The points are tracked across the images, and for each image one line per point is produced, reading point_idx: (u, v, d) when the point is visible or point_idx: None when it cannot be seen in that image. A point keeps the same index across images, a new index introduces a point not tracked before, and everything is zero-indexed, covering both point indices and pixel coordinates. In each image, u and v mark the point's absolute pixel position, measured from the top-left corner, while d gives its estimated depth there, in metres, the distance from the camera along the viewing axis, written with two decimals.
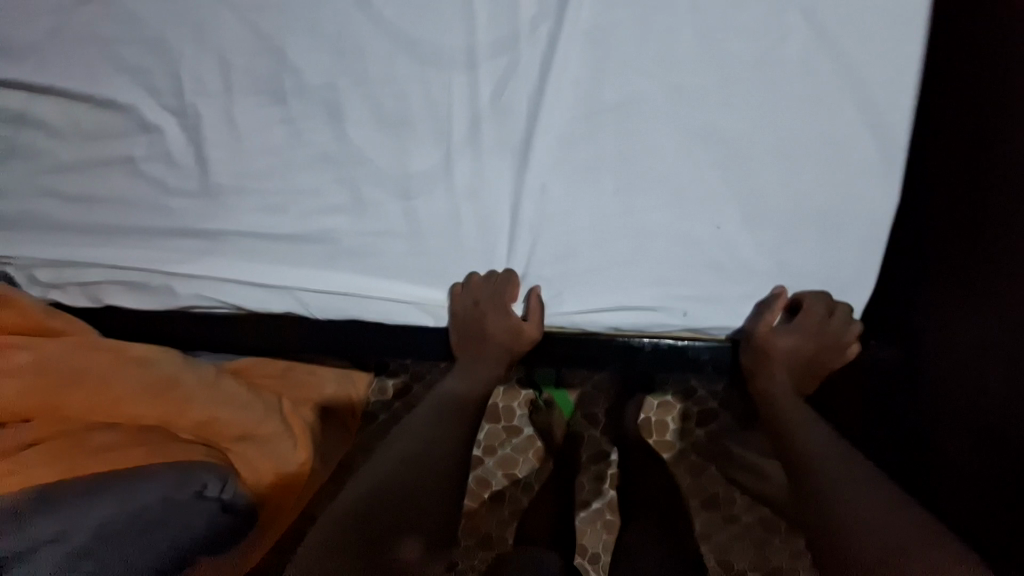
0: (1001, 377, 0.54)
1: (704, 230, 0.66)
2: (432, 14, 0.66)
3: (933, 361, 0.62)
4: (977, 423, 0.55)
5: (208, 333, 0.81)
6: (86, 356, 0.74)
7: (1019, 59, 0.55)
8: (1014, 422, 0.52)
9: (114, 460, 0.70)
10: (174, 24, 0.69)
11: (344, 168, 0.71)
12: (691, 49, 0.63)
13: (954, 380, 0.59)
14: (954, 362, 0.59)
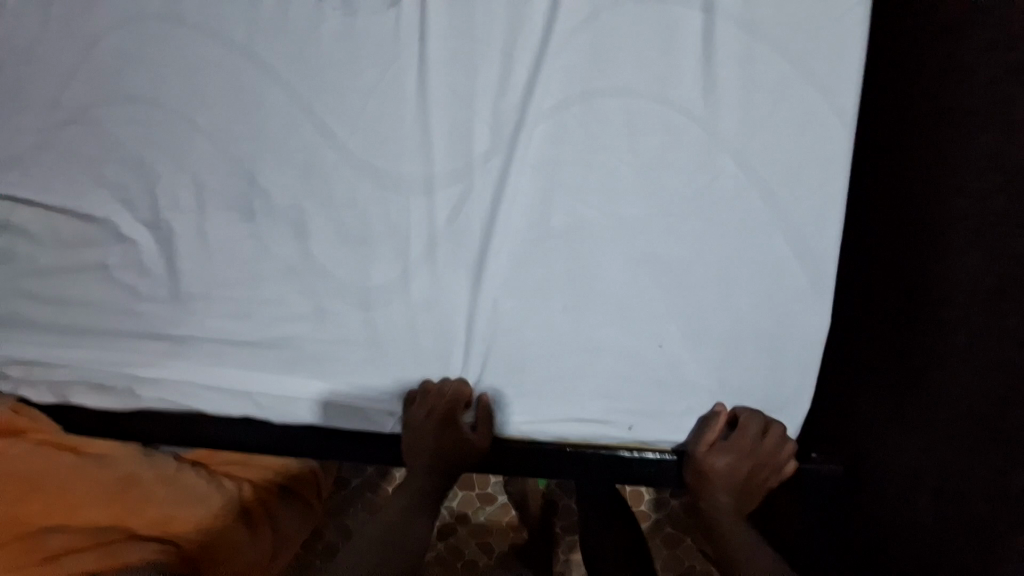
0: (937, 517, 0.57)
1: (648, 347, 0.71)
2: (393, 143, 0.71)
3: (876, 487, 0.65)
4: (920, 560, 0.58)
5: (169, 431, 0.81)
6: (47, 457, 0.77)
7: (935, 213, 0.61)
8: (952, 567, 0.54)
9: (70, 564, 0.73)
10: (153, 145, 0.74)
11: (307, 279, 0.74)
12: (634, 183, 0.69)
13: (892, 498, 0.63)
14: (894, 493, 0.62)
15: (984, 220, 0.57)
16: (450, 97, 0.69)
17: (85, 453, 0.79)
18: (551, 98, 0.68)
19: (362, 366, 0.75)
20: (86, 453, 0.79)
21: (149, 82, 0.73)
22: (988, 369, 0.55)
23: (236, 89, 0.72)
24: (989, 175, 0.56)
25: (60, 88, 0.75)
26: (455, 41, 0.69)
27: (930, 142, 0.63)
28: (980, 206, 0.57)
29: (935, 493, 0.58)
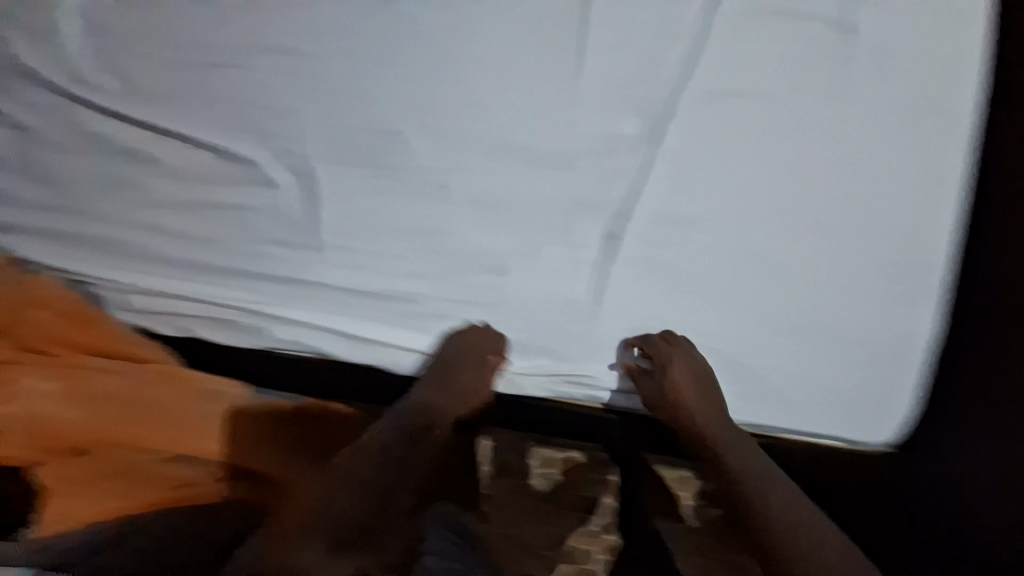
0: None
1: (763, 336, 0.75)
2: (542, 117, 0.74)
3: (962, 480, 0.71)
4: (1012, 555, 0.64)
5: (289, 373, 0.83)
6: (139, 386, 0.78)
7: None
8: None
9: (133, 497, 0.74)
10: (302, 94, 0.76)
11: (437, 240, 0.77)
12: (769, 179, 0.73)
13: (974, 492, 0.70)
14: (990, 492, 0.68)
15: None
16: (600, 79, 0.72)
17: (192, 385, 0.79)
18: (702, 90, 0.71)
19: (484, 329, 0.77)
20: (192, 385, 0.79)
21: (303, 32, 0.75)
22: None
23: (390, 48, 0.74)
24: None
25: (211, 27, 0.76)
26: (616, 23, 0.71)
27: None
28: None
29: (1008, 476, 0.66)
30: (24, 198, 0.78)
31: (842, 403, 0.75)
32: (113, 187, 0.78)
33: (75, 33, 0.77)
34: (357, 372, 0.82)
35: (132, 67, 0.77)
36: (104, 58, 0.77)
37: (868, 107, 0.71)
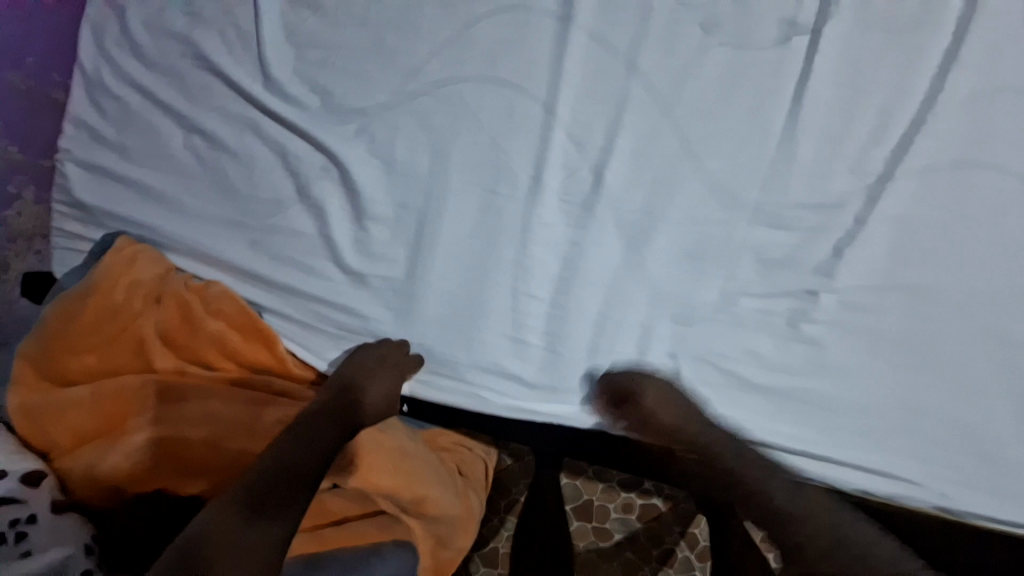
0: None
1: (976, 417, 0.68)
2: (748, 168, 0.72)
3: None
4: None
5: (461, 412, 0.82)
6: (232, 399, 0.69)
7: None
8: None
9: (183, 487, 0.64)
10: (507, 129, 0.76)
11: (631, 286, 0.74)
12: (991, 255, 0.69)
13: None
14: None
15: None
16: (821, 141, 0.71)
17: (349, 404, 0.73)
18: (924, 158, 0.69)
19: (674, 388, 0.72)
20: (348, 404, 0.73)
21: (518, 71, 0.76)
22: None
23: (603, 93, 0.75)
24: None
25: (423, 56, 0.77)
26: (838, 85, 0.71)
27: None
28: None
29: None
30: (220, 216, 0.80)
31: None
32: (297, 199, 0.79)
33: (288, 55, 0.80)
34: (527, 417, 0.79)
35: (337, 86, 0.79)
36: (309, 72, 0.79)
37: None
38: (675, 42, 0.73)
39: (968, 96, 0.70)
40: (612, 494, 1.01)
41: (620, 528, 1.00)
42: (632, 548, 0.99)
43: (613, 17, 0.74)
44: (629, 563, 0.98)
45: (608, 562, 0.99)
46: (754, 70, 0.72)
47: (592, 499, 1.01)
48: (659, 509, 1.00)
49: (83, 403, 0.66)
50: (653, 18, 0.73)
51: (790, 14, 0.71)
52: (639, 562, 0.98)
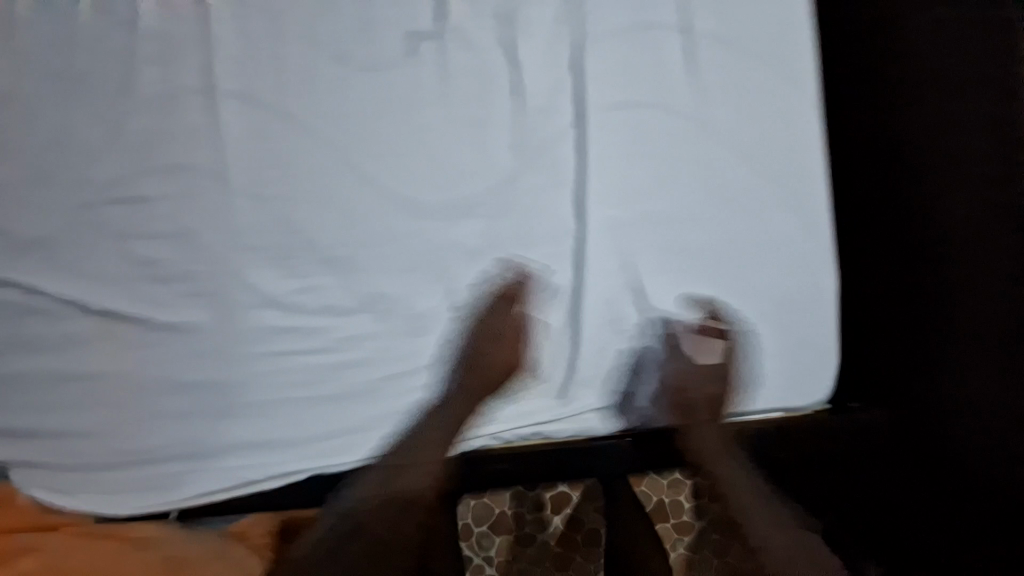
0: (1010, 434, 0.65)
1: (683, 329, 0.77)
2: (422, 177, 0.75)
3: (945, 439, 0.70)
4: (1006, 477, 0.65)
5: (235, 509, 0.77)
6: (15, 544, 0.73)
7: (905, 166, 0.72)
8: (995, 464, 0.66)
9: None
10: (189, 212, 0.73)
11: (364, 319, 0.75)
12: (651, 183, 0.75)
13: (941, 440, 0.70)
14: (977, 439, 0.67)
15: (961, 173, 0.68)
16: (478, 131, 0.74)
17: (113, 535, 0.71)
18: (569, 116, 0.74)
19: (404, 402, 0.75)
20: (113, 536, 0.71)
21: (181, 152, 0.73)
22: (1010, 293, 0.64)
23: (272, 147, 0.73)
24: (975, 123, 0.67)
25: (82, 162, 0.73)
26: (475, 73, 0.74)
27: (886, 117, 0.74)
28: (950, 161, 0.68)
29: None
30: None
31: (794, 365, 0.77)
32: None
33: None
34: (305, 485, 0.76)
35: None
36: None
37: (727, 89, 0.75)
38: (317, 78, 0.73)
39: (592, 43, 0.73)
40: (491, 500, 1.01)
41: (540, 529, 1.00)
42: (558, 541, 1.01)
43: (252, 72, 0.73)
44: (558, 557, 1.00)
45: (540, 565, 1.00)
46: (399, 86, 0.73)
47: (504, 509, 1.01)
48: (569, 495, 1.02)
49: None
50: (289, 64, 0.73)
51: (412, 25, 0.73)
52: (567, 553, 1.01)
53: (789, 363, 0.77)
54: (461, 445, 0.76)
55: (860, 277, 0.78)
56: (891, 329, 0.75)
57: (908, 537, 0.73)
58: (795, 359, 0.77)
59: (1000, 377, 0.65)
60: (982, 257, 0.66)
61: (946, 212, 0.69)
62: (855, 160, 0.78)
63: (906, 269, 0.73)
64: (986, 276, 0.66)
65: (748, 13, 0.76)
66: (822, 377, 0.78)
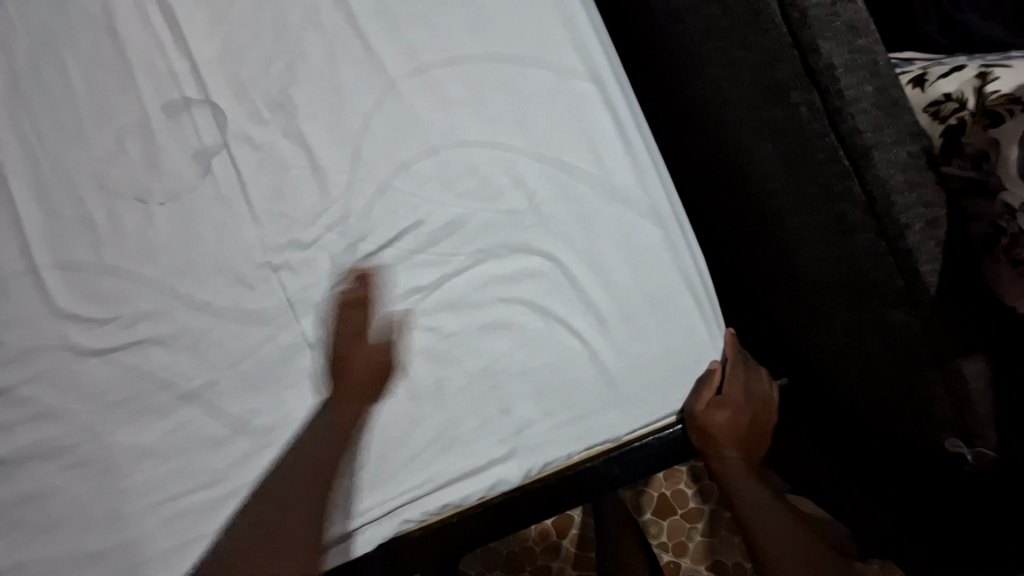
0: (894, 376, 0.57)
1: (557, 355, 0.70)
2: (250, 284, 0.72)
3: (838, 394, 0.66)
4: (912, 420, 0.57)
5: None
6: None
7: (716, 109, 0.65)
8: (920, 416, 0.56)
9: None
10: (52, 388, 0.74)
11: (238, 443, 0.72)
12: (474, 217, 0.71)
13: (845, 391, 0.64)
14: (864, 385, 0.61)
15: (750, 108, 0.60)
16: (290, 223, 0.72)
17: None
18: (372, 181, 0.72)
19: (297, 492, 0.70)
20: None
21: (25, 335, 0.74)
22: (838, 231, 0.55)
23: (104, 302, 0.73)
24: (729, 63, 0.60)
25: None
26: (270, 169, 0.72)
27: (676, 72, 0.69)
28: (739, 97, 0.61)
29: (898, 322, 0.53)
30: None
31: (685, 356, 0.70)
32: None
33: None
34: None
35: None
36: None
37: (515, 101, 0.71)
38: (126, 226, 0.73)
39: (372, 106, 0.72)
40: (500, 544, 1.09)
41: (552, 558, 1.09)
42: (574, 564, 1.09)
43: (68, 239, 0.74)
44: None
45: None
46: (202, 206, 0.73)
47: (511, 550, 1.09)
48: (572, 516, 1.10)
49: None
50: (97, 220, 0.74)
51: (198, 144, 0.73)
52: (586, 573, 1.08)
53: (679, 357, 0.70)
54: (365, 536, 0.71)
55: (720, 248, 0.74)
56: (758, 298, 0.71)
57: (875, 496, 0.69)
58: (683, 350, 0.70)
59: (853, 328, 0.59)
60: (800, 209, 0.59)
61: (758, 166, 0.62)
62: (679, 140, 0.73)
63: (746, 233, 0.69)
64: (807, 229, 0.59)
65: (516, 21, 0.72)
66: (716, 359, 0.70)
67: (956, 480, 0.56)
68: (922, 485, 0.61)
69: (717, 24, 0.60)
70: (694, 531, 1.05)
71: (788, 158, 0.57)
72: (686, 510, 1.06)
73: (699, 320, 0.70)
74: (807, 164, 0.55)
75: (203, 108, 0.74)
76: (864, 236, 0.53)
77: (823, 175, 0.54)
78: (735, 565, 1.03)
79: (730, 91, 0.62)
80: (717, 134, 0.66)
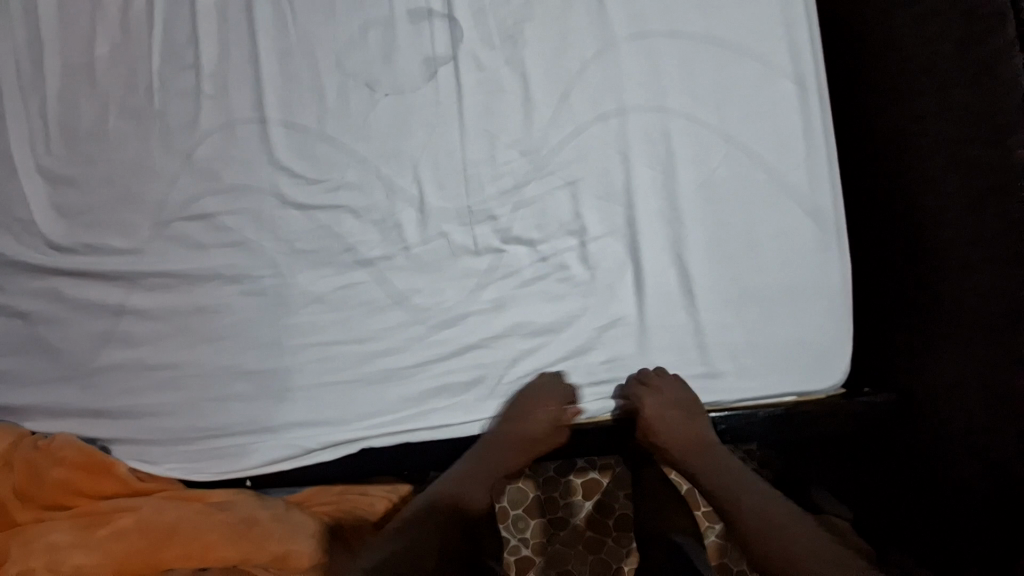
0: (1011, 400, 0.62)
1: (689, 319, 0.79)
2: (441, 183, 0.82)
3: (934, 412, 0.72)
4: (1010, 443, 0.62)
5: (297, 473, 0.91)
6: (101, 481, 0.87)
7: (913, 139, 0.72)
8: (1023, 440, 0.61)
9: (130, 535, 0.83)
10: (248, 224, 0.86)
11: (394, 314, 0.84)
12: (653, 179, 0.80)
13: (946, 406, 0.70)
14: (973, 407, 0.67)
15: (952, 139, 0.67)
16: (490, 140, 0.82)
17: (202, 501, 0.87)
18: (571, 123, 0.80)
19: (473, 473, 0.85)
20: (202, 501, 0.87)
21: (239, 173, 0.86)
22: (1007, 259, 0.62)
23: (314, 164, 0.84)
24: (946, 98, 0.67)
25: (167, 187, 0.88)
26: (487, 88, 0.82)
27: (883, 98, 0.76)
28: (943, 130, 0.68)
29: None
30: (51, 376, 0.88)
31: (807, 348, 0.78)
32: (108, 343, 0.88)
33: (58, 226, 0.89)
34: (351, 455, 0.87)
35: (102, 238, 0.88)
36: (78, 233, 0.88)
37: (719, 87, 0.79)
38: (348, 104, 0.84)
39: (590, 57, 0.81)
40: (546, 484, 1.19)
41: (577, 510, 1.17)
42: (591, 526, 1.17)
43: (296, 103, 0.85)
44: (591, 541, 1.15)
45: (573, 547, 1.15)
46: (419, 105, 0.82)
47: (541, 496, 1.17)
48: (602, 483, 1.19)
49: (58, 481, 0.85)
50: (326, 93, 0.84)
51: (430, 51, 0.83)
52: (599, 537, 1.15)
53: (801, 348, 0.78)
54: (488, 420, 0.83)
55: (862, 272, 0.82)
56: (886, 322, 0.79)
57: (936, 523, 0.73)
58: (805, 343, 0.78)
59: (989, 356, 0.64)
60: (971, 240, 0.65)
61: (940, 194, 0.69)
62: (855, 169, 0.82)
63: (899, 260, 0.75)
64: (974, 259, 0.65)
65: (740, 15, 0.80)
66: (832, 358, 0.78)
67: None
68: (996, 523, 0.64)
69: (942, 67, 0.68)
70: (712, 530, 1.08)
71: (976, 194, 0.65)
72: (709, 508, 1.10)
73: (829, 322, 0.78)
74: (1001, 196, 0.62)
75: (444, 21, 0.83)
76: None
77: (1011, 207, 0.61)
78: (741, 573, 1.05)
79: (935, 124, 0.69)
80: (906, 162, 0.73)
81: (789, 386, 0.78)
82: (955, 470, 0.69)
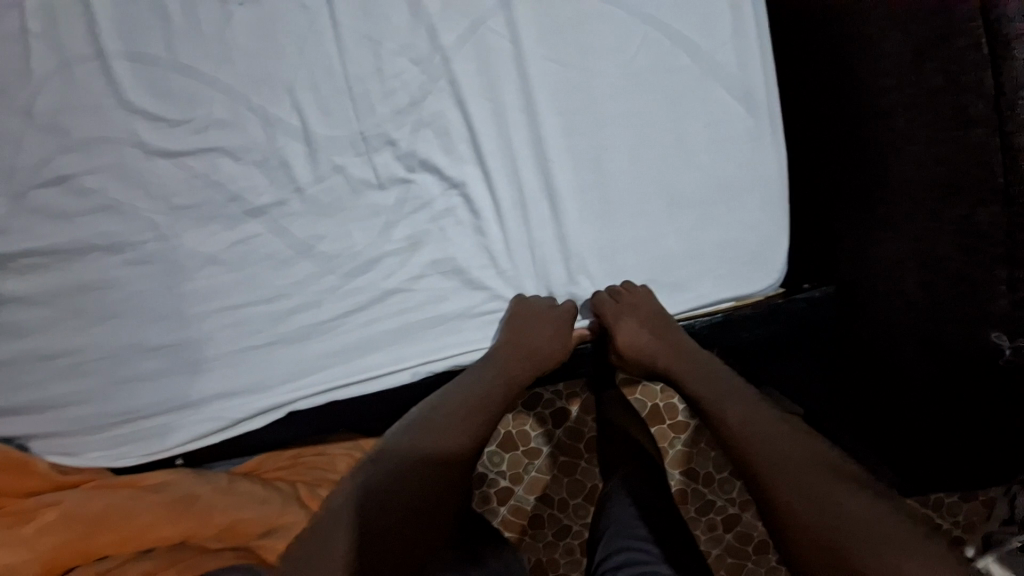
0: (953, 278, 0.59)
1: (620, 233, 0.72)
2: (326, 109, 0.71)
3: (872, 300, 0.69)
4: (953, 321, 0.60)
5: (233, 446, 0.85)
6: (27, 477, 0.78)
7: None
8: (969, 317, 0.59)
9: (67, 525, 0.73)
10: (117, 183, 0.74)
11: (301, 266, 0.75)
12: (566, 77, 0.70)
13: (885, 293, 0.67)
14: (914, 291, 0.63)
15: None
16: (375, 50, 0.70)
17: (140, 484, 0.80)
18: (466, 20, 0.69)
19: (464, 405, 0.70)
20: (140, 485, 0.80)
21: (92, 124, 0.73)
22: (950, 123, 0.56)
23: (176, 102, 0.72)
24: None
25: (9, 150, 0.74)
26: None
27: None
28: None
29: (983, 226, 0.56)
30: None
31: (745, 248, 0.73)
32: None
33: None
34: (285, 421, 0.82)
35: None
36: None
37: None
38: (202, 25, 0.70)
39: None
40: (521, 418, 1.12)
41: (546, 440, 1.11)
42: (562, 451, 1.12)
43: (140, 30, 0.71)
44: (564, 465, 1.11)
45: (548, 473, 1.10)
46: (285, 14, 0.70)
47: (509, 431, 1.11)
48: (569, 410, 1.12)
49: None
50: (172, 12, 0.71)
51: None
52: (572, 460, 1.10)
53: (741, 251, 0.73)
54: (420, 367, 0.76)
55: (802, 162, 0.75)
56: (826, 213, 0.73)
57: (880, 410, 0.72)
58: (746, 244, 0.73)
59: (930, 236, 0.60)
60: (917, 104, 0.58)
61: (878, 59, 0.61)
62: (789, 45, 0.73)
63: (835, 142, 0.69)
64: (918, 126, 0.59)
65: None
66: (770, 256, 0.73)
67: (983, 382, 0.59)
68: (940, 400, 0.63)
69: None
70: (677, 440, 1.06)
71: (916, 47, 0.57)
72: (673, 420, 1.06)
73: (767, 218, 0.72)
74: (946, 53, 0.55)
75: None
76: (981, 131, 0.54)
77: (956, 63, 0.55)
78: (706, 475, 1.05)
79: None
80: (842, 25, 0.64)
81: (731, 293, 0.74)
82: (895, 357, 0.67)
